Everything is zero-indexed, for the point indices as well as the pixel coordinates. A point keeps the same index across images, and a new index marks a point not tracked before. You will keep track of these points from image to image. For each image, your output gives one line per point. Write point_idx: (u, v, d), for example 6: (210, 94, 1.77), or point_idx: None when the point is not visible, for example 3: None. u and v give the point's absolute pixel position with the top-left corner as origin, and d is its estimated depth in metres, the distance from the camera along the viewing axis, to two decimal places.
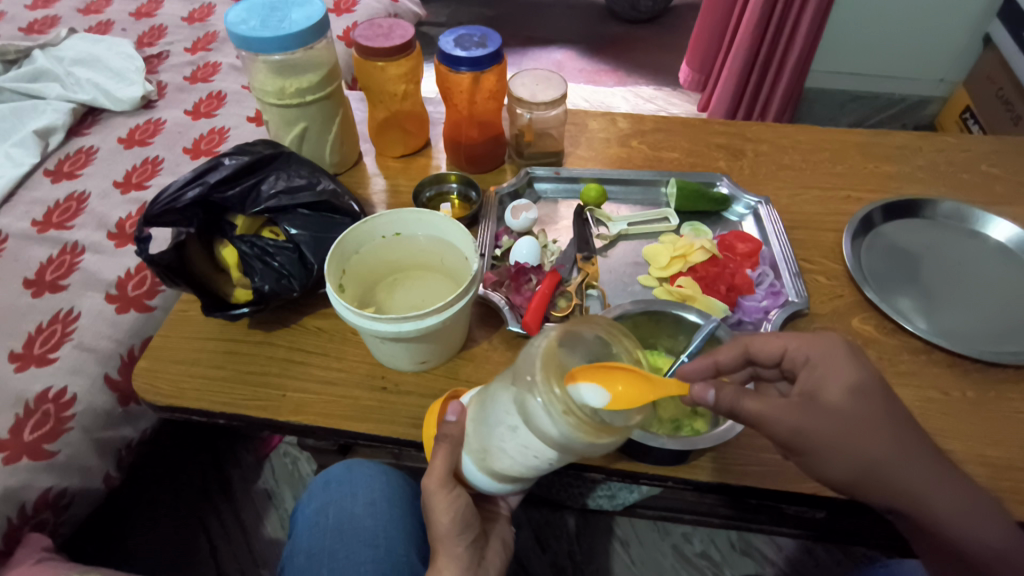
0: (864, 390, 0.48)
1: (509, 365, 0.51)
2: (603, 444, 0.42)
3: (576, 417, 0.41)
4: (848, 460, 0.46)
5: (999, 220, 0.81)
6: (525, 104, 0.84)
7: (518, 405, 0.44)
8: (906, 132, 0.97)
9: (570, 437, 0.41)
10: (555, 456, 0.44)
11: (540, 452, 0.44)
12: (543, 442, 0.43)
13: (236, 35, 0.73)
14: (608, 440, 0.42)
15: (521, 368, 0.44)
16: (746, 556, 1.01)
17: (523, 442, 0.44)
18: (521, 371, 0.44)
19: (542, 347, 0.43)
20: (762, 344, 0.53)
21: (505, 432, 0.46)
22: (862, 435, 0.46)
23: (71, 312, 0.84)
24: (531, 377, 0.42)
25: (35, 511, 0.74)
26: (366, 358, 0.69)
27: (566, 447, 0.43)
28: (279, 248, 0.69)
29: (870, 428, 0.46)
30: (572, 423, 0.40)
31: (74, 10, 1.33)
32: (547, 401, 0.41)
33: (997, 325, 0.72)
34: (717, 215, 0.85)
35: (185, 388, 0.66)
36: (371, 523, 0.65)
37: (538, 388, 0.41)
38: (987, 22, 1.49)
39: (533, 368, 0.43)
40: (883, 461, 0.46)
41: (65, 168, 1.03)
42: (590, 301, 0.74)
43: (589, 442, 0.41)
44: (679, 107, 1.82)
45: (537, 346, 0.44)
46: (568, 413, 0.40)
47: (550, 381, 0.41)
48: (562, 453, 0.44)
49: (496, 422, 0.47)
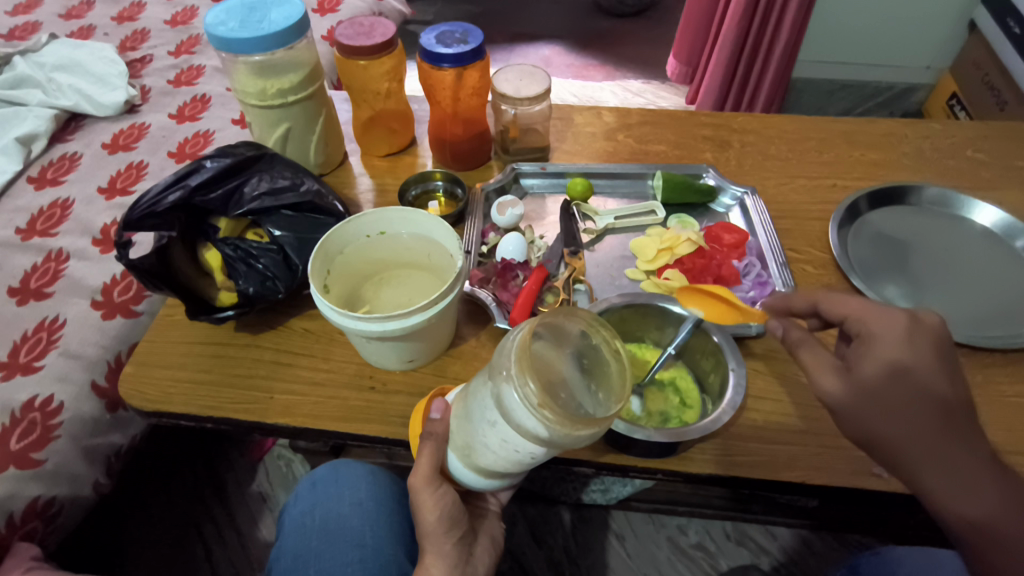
0: (918, 349, 0.46)
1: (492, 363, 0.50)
2: (584, 437, 0.41)
3: (552, 410, 0.40)
4: (864, 427, 0.46)
5: (984, 205, 0.81)
6: (509, 99, 0.84)
7: (497, 400, 0.43)
8: (891, 120, 0.97)
9: (548, 430, 0.41)
10: (539, 449, 0.44)
11: (522, 446, 0.44)
12: (523, 437, 0.43)
13: (215, 37, 0.73)
14: (589, 432, 0.41)
15: (498, 363, 0.44)
16: (741, 546, 1.02)
17: (504, 437, 0.44)
18: (499, 366, 0.44)
19: (518, 341, 0.43)
20: (832, 303, 0.52)
21: (487, 427, 0.45)
22: (884, 409, 0.45)
23: (56, 320, 0.83)
24: (508, 372, 0.42)
25: (23, 520, 0.74)
26: (354, 359, 0.69)
27: (550, 441, 0.42)
28: (263, 250, 0.68)
29: (914, 388, 0.45)
30: (549, 416, 0.40)
31: (55, 16, 1.32)
32: (523, 395, 0.40)
33: (983, 309, 0.72)
34: (704, 206, 0.85)
35: (171, 392, 0.66)
36: (358, 522, 0.65)
37: (515, 382, 0.41)
38: (972, 8, 1.49)
39: (509, 363, 0.42)
40: (921, 455, 0.44)
41: (49, 175, 1.02)
42: (578, 295, 0.73)
43: (568, 434, 0.40)
44: (668, 100, 1.82)
45: (514, 340, 0.43)
46: (546, 406, 0.40)
47: (524, 374, 0.41)
48: (546, 448, 0.44)
49: (477, 415, 0.47)
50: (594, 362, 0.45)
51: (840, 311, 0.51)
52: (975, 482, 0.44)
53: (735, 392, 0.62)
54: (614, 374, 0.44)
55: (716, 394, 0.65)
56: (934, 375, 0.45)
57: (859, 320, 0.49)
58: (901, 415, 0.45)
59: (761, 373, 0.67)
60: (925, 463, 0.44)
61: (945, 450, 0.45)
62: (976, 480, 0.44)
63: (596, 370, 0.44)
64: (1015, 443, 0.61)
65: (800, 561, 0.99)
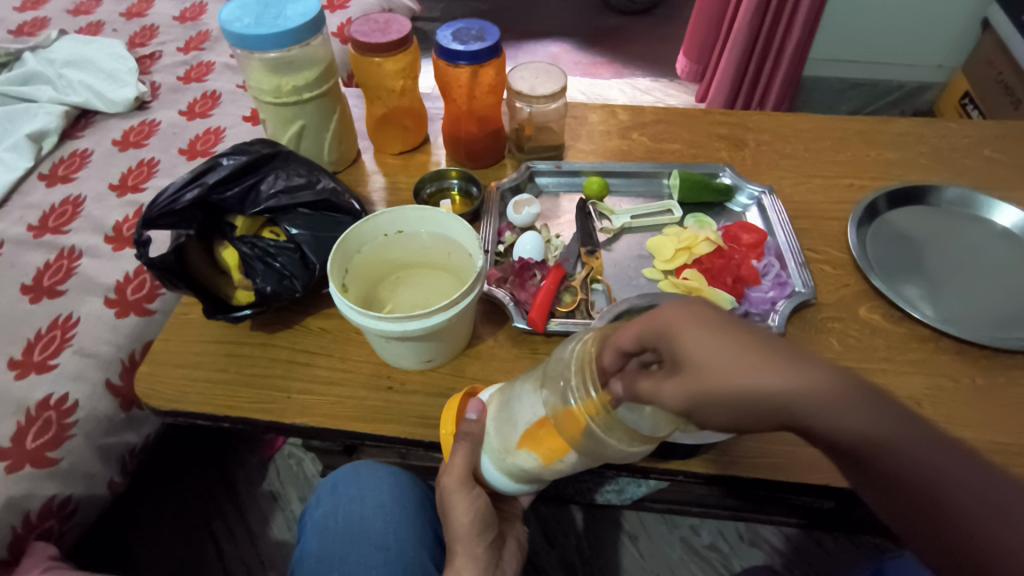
0: (758, 352, 0.32)
1: (535, 372, 0.50)
2: (633, 451, 0.43)
3: (613, 422, 0.40)
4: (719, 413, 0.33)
5: (1004, 206, 0.80)
6: (525, 97, 0.83)
7: (552, 408, 0.44)
8: (908, 119, 0.96)
9: (602, 439, 0.41)
10: (582, 460, 0.45)
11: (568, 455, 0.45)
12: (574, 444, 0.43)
13: (231, 33, 0.72)
14: (640, 447, 0.42)
15: (555, 372, 0.44)
16: (754, 547, 1.01)
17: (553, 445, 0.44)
18: (555, 373, 0.44)
19: (579, 351, 0.43)
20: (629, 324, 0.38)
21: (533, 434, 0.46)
22: (724, 395, 0.32)
23: (70, 318, 0.83)
24: (567, 382, 0.42)
25: (40, 519, 0.73)
26: (371, 358, 0.68)
27: (595, 452, 0.44)
28: (280, 249, 0.68)
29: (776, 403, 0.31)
30: (609, 429, 0.40)
31: (64, 12, 1.31)
32: (585, 406, 0.41)
33: (1004, 311, 0.71)
34: (721, 206, 0.85)
35: (188, 392, 0.66)
36: (381, 525, 0.65)
37: (574, 391, 0.41)
38: (985, 7, 1.48)
39: (569, 373, 0.43)
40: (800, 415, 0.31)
41: (60, 171, 1.02)
42: (595, 295, 0.73)
43: (621, 447, 0.41)
44: (677, 99, 1.81)
45: (574, 351, 0.44)
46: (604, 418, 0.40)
47: (587, 384, 0.41)
48: (592, 457, 0.45)
49: (523, 418, 0.46)
50: None
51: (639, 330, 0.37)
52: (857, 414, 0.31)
53: None
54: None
55: None
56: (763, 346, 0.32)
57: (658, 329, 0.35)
58: (765, 414, 0.32)
59: None
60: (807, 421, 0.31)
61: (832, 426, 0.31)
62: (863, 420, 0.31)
63: None
64: None
65: (813, 562, 0.99)
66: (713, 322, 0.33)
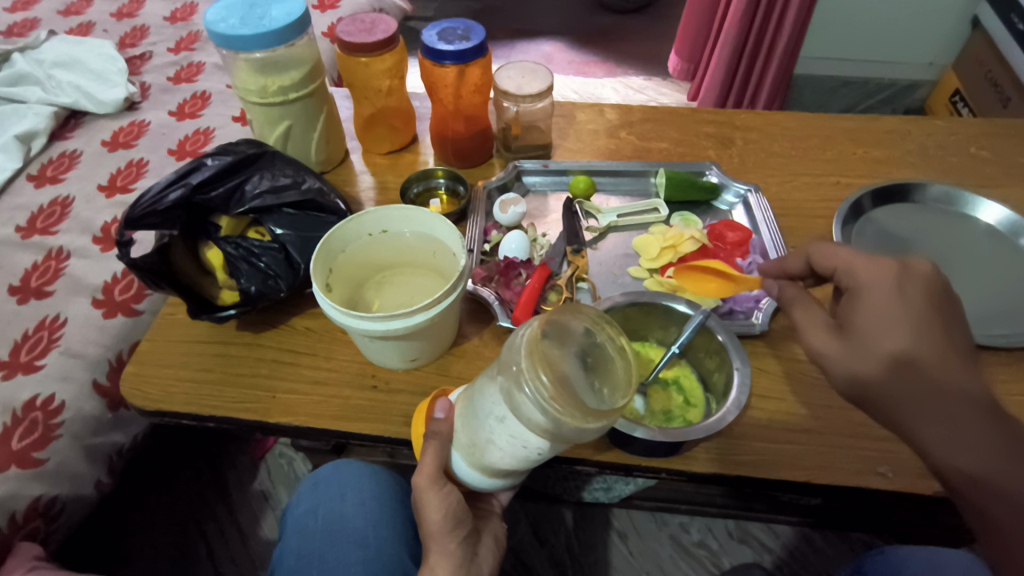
0: (908, 331, 0.43)
1: (493, 364, 0.51)
2: (591, 430, 0.43)
3: (564, 402, 0.41)
4: (849, 369, 0.44)
5: (989, 203, 0.80)
6: (511, 96, 0.83)
7: (507, 395, 0.45)
8: (895, 117, 0.97)
9: (558, 422, 0.42)
10: (545, 444, 0.45)
11: (530, 442, 0.45)
12: (533, 431, 0.44)
13: (216, 34, 0.72)
14: (597, 425, 0.42)
15: (508, 359, 0.45)
16: (743, 544, 1.02)
17: (512, 433, 0.45)
18: (508, 361, 0.45)
19: (527, 337, 0.44)
20: (823, 252, 0.51)
21: (494, 424, 0.46)
22: (866, 342, 0.44)
23: (57, 319, 0.83)
24: (519, 367, 0.43)
25: (26, 519, 0.73)
26: (356, 358, 0.69)
27: (556, 435, 0.44)
28: (265, 248, 0.68)
29: (924, 379, 0.42)
30: (560, 408, 0.41)
31: (54, 12, 1.31)
32: (536, 389, 0.42)
33: (989, 308, 0.71)
34: (707, 204, 0.85)
35: (173, 391, 0.66)
36: (362, 523, 0.65)
37: (526, 377, 0.42)
38: (975, 5, 1.48)
39: (520, 357, 0.43)
40: (907, 404, 0.42)
41: (49, 172, 1.02)
42: (581, 294, 0.73)
43: (578, 426, 0.42)
44: (669, 97, 1.81)
45: (523, 336, 0.45)
46: (556, 399, 0.41)
47: (537, 368, 0.42)
48: (554, 442, 0.45)
49: (483, 412, 0.47)
50: (597, 360, 0.45)
51: (832, 263, 0.50)
52: (962, 430, 0.41)
53: (740, 392, 0.61)
54: (619, 371, 0.45)
55: (721, 394, 0.64)
56: (925, 331, 0.43)
57: (850, 274, 0.48)
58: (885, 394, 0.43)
59: (766, 372, 0.66)
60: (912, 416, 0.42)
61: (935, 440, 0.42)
62: (964, 441, 0.41)
63: (599, 366, 0.45)
64: None
65: (802, 559, 0.99)
66: (889, 298, 0.44)
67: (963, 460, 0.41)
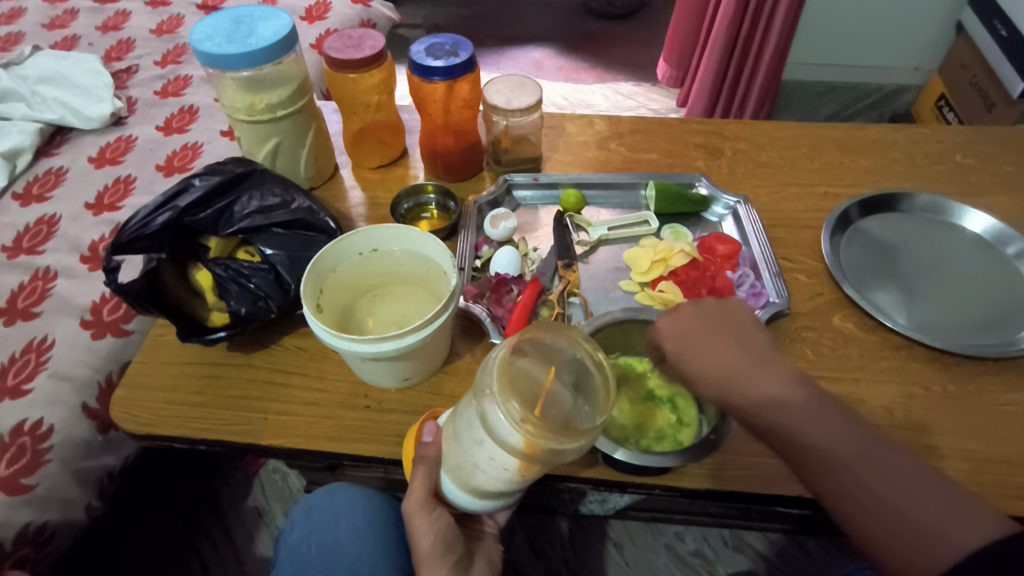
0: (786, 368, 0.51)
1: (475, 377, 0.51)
2: (570, 450, 0.43)
3: (537, 426, 0.41)
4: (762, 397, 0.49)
5: (974, 212, 0.81)
6: (501, 111, 0.83)
7: (482, 418, 0.44)
8: (881, 125, 0.98)
9: (535, 447, 0.42)
10: (525, 466, 0.45)
11: (509, 464, 0.45)
12: (510, 453, 0.44)
13: (202, 53, 0.72)
14: (574, 446, 0.42)
15: (481, 382, 0.45)
16: (738, 552, 1.02)
17: (491, 455, 0.45)
18: (480, 384, 0.45)
19: (499, 359, 0.45)
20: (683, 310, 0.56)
21: (473, 446, 0.46)
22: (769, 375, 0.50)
23: (45, 340, 0.82)
24: (490, 390, 0.44)
25: (15, 547, 0.72)
26: (348, 378, 0.68)
27: (532, 456, 0.44)
28: (254, 270, 0.67)
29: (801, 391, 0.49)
30: (532, 431, 0.41)
31: (39, 26, 1.30)
32: (507, 413, 0.42)
33: (976, 317, 0.72)
34: (697, 216, 0.85)
35: (163, 415, 0.65)
36: (355, 549, 0.65)
37: (496, 400, 0.43)
38: (958, 10, 1.50)
39: (491, 381, 0.44)
40: (802, 415, 0.48)
41: (35, 190, 1.01)
42: (572, 309, 0.73)
43: (552, 448, 0.42)
44: (658, 103, 1.82)
45: (495, 359, 0.45)
46: (528, 422, 0.41)
47: (507, 393, 0.42)
48: (533, 463, 0.45)
49: (463, 435, 0.47)
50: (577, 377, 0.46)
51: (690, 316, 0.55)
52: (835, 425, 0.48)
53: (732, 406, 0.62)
54: (599, 387, 0.45)
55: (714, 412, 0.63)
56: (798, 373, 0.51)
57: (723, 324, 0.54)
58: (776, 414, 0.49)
59: None
60: (811, 424, 0.48)
61: (830, 444, 0.47)
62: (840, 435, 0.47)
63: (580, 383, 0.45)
64: (1008, 452, 0.61)
65: (796, 566, 1.00)
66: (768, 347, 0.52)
67: (841, 445, 0.47)
